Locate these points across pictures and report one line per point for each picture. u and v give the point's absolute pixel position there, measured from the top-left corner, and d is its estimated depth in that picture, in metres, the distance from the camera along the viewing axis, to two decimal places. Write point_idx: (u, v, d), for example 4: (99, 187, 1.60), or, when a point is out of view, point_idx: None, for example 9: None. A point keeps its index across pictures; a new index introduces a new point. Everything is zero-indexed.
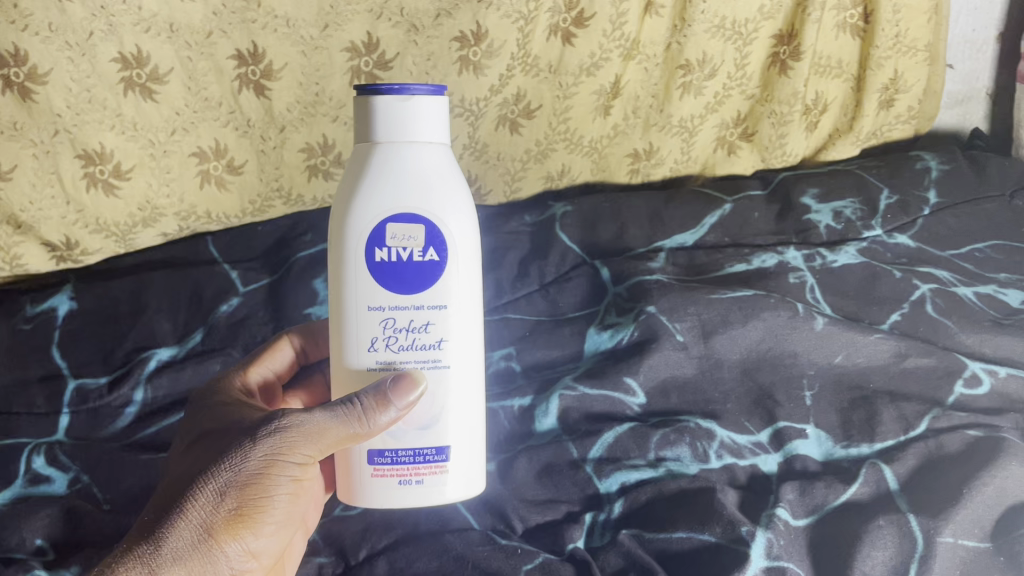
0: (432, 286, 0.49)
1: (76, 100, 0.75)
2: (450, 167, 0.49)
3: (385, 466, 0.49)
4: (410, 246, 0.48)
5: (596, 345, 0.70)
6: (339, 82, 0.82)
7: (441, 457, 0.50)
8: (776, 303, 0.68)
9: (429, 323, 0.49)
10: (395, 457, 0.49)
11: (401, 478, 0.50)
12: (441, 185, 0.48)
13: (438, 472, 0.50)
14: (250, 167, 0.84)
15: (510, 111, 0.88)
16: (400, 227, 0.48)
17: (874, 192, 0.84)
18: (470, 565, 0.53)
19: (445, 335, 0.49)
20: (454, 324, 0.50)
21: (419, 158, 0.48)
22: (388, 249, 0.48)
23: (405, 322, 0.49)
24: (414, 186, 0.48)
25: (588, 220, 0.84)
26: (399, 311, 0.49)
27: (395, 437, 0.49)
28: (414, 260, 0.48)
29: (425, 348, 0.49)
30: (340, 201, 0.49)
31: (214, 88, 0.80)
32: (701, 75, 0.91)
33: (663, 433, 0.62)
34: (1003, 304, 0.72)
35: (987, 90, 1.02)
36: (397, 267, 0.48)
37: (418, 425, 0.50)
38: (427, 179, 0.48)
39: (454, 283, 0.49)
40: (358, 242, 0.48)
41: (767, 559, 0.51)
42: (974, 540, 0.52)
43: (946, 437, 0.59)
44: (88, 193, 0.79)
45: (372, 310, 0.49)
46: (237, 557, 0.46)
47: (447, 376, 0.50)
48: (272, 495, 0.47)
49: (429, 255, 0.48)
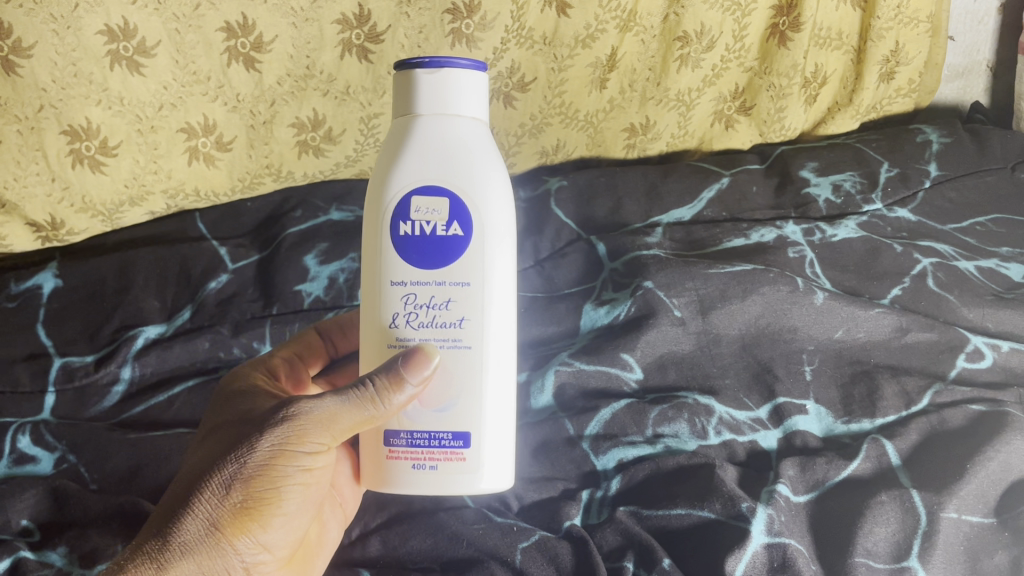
0: (456, 261, 0.46)
1: (61, 75, 0.73)
2: (485, 143, 0.47)
3: (399, 448, 0.47)
4: (434, 219, 0.46)
5: (593, 321, 0.69)
6: (329, 55, 0.80)
7: (458, 443, 0.47)
8: (776, 278, 0.67)
9: (450, 300, 0.46)
10: (411, 440, 0.47)
11: (415, 462, 0.47)
12: (470, 159, 0.46)
13: (455, 459, 0.47)
14: (239, 144, 0.82)
15: (504, 84, 0.86)
16: (423, 200, 0.46)
17: (875, 166, 0.83)
18: (465, 542, 0.52)
19: (469, 314, 0.47)
20: (478, 304, 0.47)
21: (449, 130, 0.46)
22: (412, 222, 0.46)
23: (426, 298, 0.46)
24: (440, 157, 0.45)
25: (584, 195, 0.82)
26: (420, 287, 0.46)
27: (411, 419, 0.47)
28: (437, 234, 0.46)
29: (447, 326, 0.47)
30: (375, 173, 0.47)
31: (203, 61, 0.77)
32: (699, 47, 0.89)
33: (661, 409, 0.60)
34: (1005, 278, 0.71)
35: (987, 63, 1.00)
36: (420, 240, 0.46)
37: (436, 407, 0.47)
38: (456, 152, 0.46)
39: (479, 259, 0.47)
40: (383, 215, 0.46)
41: (767, 535, 0.50)
42: (977, 515, 0.51)
43: (948, 412, 0.58)
44: (73, 171, 0.77)
45: (393, 286, 0.46)
46: (250, 551, 0.44)
47: (469, 358, 0.47)
48: (283, 486, 0.45)
49: (453, 230, 0.46)
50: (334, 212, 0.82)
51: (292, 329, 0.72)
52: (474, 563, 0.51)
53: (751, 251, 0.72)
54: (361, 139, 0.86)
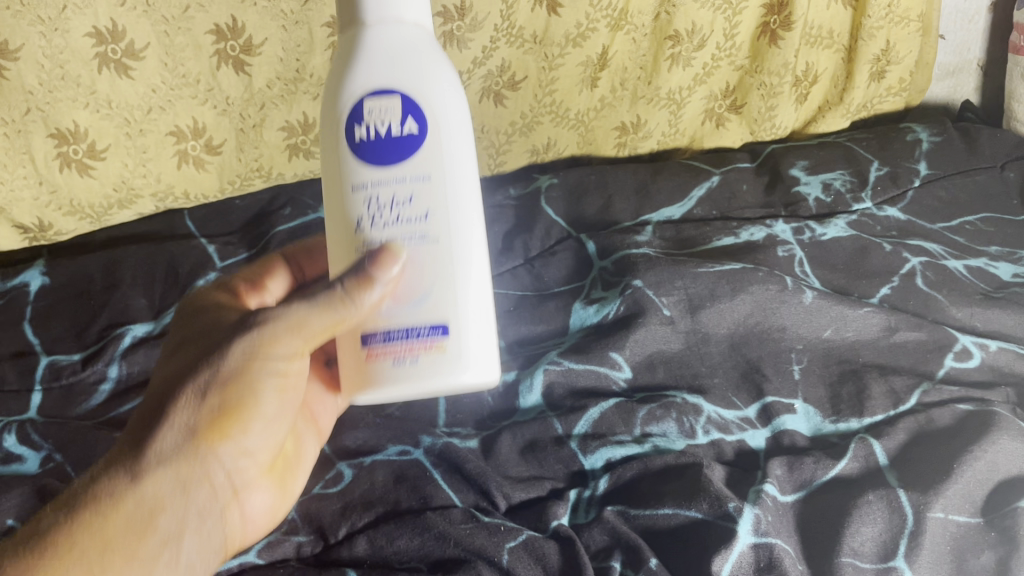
0: (415, 155, 0.40)
1: (48, 78, 0.71)
2: (431, 48, 0.41)
3: (376, 347, 0.41)
4: (386, 120, 0.40)
5: (581, 320, 0.68)
6: (319, 58, 0.79)
7: (439, 334, 0.41)
8: (765, 277, 0.67)
9: (413, 195, 0.40)
10: (386, 338, 0.41)
11: (394, 358, 0.41)
12: (418, 57, 0.40)
13: (438, 351, 0.41)
14: (229, 146, 0.81)
15: (494, 83, 0.86)
16: (373, 102, 0.40)
17: (864, 165, 0.83)
18: (455, 542, 0.52)
19: (433, 206, 0.40)
20: (445, 194, 0.41)
21: (390, 33, 0.40)
22: (364, 127, 0.40)
23: (387, 197, 0.40)
24: (384, 59, 0.40)
25: (574, 192, 0.82)
26: (380, 186, 0.40)
27: (384, 315, 0.41)
28: (392, 136, 0.40)
29: (411, 222, 0.40)
30: (323, 92, 0.41)
31: (192, 64, 0.76)
32: (690, 46, 0.88)
33: (649, 408, 0.60)
34: (993, 277, 0.71)
35: (978, 62, 1.00)
36: (374, 145, 0.40)
37: (409, 299, 0.41)
38: (403, 52, 0.40)
39: (441, 154, 0.40)
40: (334, 127, 0.41)
41: (754, 535, 0.50)
42: (964, 515, 0.51)
43: (935, 412, 0.58)
44: (62, 173, 0.76)
45: (354, 191, 0.40)
46: (229, 457, 0.44)
47: (440, 249, 0.41)
48: (257, 391, 0.43)
49: (408, 127, 0.40)
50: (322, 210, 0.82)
51: None
52: (462, 563, 0.51)
53: (740, 250, 0.72)
54: None
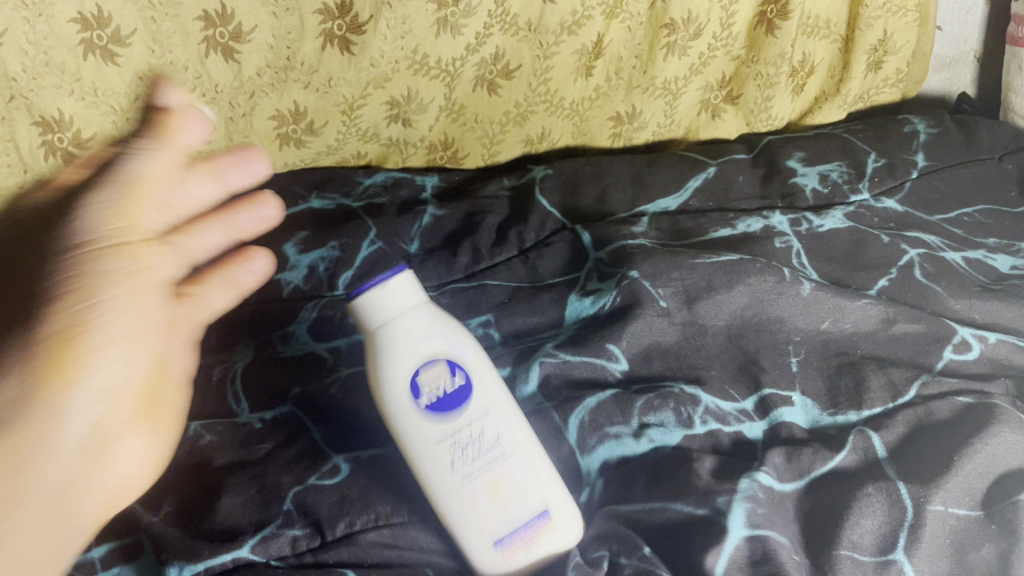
0: (471, 402, 0.52)
1: (32, 64, 0.71)
2: (445, 317, 0.55)
3: (509, 544, 0.51)
4: (439, 385, 0.52)
5: (577, 312, 0.67)
6: (310, 47, 0.77)
7: (546, 517, 0.51)
8: (762, 268, 0.66)
9: (487, 432, 0.52)
10: (511, 538, 0.51)
11: (524, 547, 0.51)
12: (442, 329, 0.54)
13: (550, 527, 0.51)
14: (218, 135, 0.81)
15: (488, 72, 0.85)
16: (427, 375, 0.52)
17: (861, 156, 0.82)
18: (449, 534, 0.51)
19: (501, 432, 0.52)
20: (509, 424, 0.52)
21: (410, 329, 0.53)
22: (424, 397, 0.52)
23: (467, 442, 0.51)
24: (420, 343, 0.53)
25: (569, 183, 0.82)
26: (458, 438, 0.51)
27: (502, 522, 0.51)
28: (449, 394, 0.52)
29: (489, 449, 0.52)
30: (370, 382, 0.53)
31: (180, 51, 0.74)
32: (686, 34, 0.87)
33: (647, 399, 0.59)
34: (992, 269, 0.71)
35: (975, 54, 0.99)
36: (441, 403, 0.52)
37: (515, 506, 0.51)
38: (427, 335, 0.53)
39: (488, 389, 0.53)
40: (400, 401, 0.52)
41: (747, 529, 0.49)
42: (965, 508, 0.51)
43: (935, 404, 0.57)
44: (47, 162, 0.76)
45: (437, 445, 0.51)
46: (72, 398, 0.55)
47: (518, 446, 0.52)
48: (82, 311, 0.57)
49: (459, 380, 0.53)
50: (314, 199, 0.81)
51: (271, 317, 0.70)
52: None
53: (737, 241, 0.71)
54: (343, 128, 0.84)
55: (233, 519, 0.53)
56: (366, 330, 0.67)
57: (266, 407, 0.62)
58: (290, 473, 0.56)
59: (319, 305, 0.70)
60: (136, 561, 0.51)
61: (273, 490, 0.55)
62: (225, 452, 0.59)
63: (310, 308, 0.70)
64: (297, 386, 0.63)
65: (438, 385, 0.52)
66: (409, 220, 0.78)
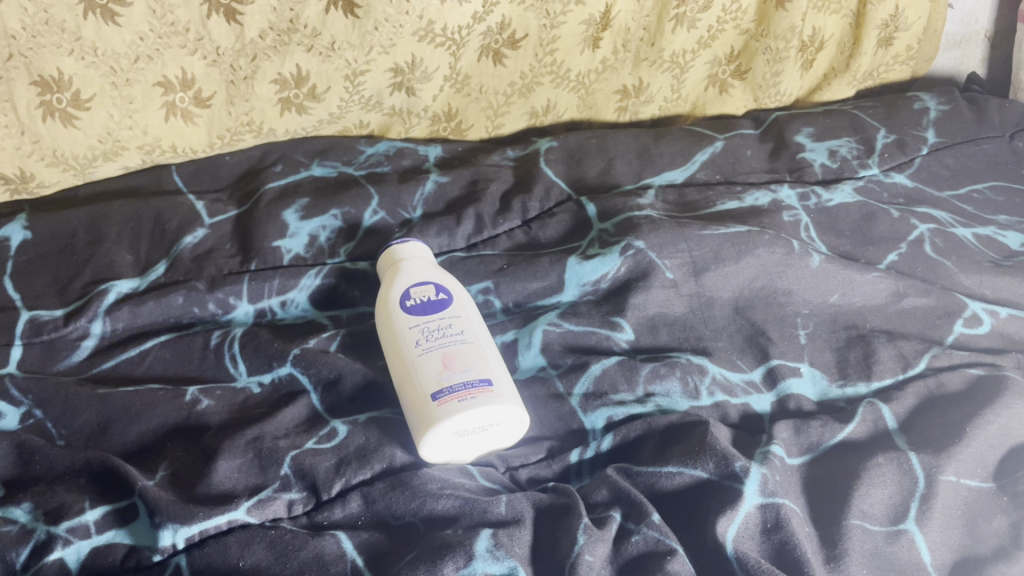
0: (448, 315, 0.56)
1: (31, 22, 0.68)
2: (442, 272, 0.61)
3: (446, 393, 0.50)
4: (425, 294, 0.58)
5: (578, 277, 0.64)
6: (314, 8, 0.75)
7: (486, 382, 0.51)
8: (771, 240, 0.65)
9: (456, 341, 0.54)
10: (451, 387, 0.51)
11: (460, 397, 0.50)
12: (438, 270, 0.61)
13: (487, 392, 0.51)
14: (219, 99, 0.78)
15: (494, 41, 0.83)
16: (417, 290, 0.58)
17: (871, 132, 0.81)
18: (444, 494, 0.50)
19: (469, 345, 0.54)
20: (479, 345, 0.54)
21: (415, 256, 0.62)
22: (412, 300, 0.57)
23: (435, 340, 0.54)
24: (428, 268, 0.61)
25: (574, 156, 0.81)
26: (428, 341, 0.54)
27: (445, 379, 0.51)
28: (434, 302, 0.57)
29: (454, 356, 0.53)
30: (377, 317, 0.59)
31: (182, 12, 0.72)
32: (696, 7, 0.86)
33: (653, 367, 0.58)
34: (1003, 246, 0.70)
35: (985, 34, 0.98)
36: (425, 308, 0.57)
37: (462, 369, 0.52)
38: (431, 268, 0.61)
39: (462, 318, 0.56)
40: (391, 304, 0.58)
41: (762, 496, 0.49)
42: (976, 479, 0.52)
43: (946, 377, 0.58)
44: (44, 123, 0.73)
45: (414, 335, 0.55)
46: None
47: (480, 354, 0.54)
48: None
49: (440, 296, 0.58)
50: (315, 167, 0.80)
51: (271, 286, 0.67)
52: (453, 519, 0.49)
53: (747, 213, 0.70)
54: (345, 96, 0.82)
55: (230, 482, 0.52)
56: (372, 299, 0.69)
57: (263, 370, 0.61)
58: (286, 438, 0.56)
59: (322, 272, 0.69)
60: (130, 525, 0.50)
61: (269, 453, 0.54)
62: (220, 413, 0.58)
63: (312, 275, 0.69)
64: (298, 348, 0.61)
65: (434, 369, 0.52)
66: (411, 188, 0.76)
